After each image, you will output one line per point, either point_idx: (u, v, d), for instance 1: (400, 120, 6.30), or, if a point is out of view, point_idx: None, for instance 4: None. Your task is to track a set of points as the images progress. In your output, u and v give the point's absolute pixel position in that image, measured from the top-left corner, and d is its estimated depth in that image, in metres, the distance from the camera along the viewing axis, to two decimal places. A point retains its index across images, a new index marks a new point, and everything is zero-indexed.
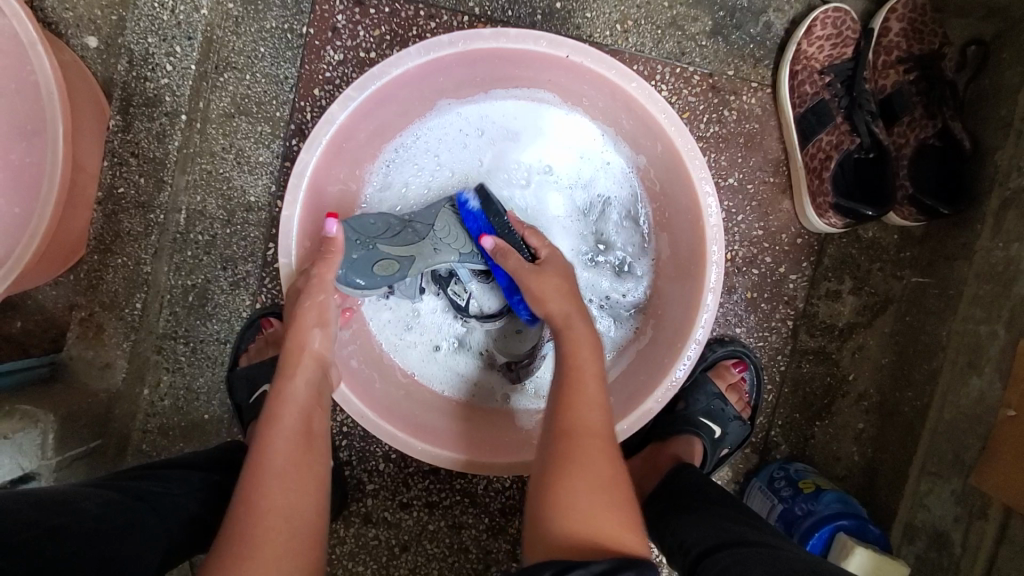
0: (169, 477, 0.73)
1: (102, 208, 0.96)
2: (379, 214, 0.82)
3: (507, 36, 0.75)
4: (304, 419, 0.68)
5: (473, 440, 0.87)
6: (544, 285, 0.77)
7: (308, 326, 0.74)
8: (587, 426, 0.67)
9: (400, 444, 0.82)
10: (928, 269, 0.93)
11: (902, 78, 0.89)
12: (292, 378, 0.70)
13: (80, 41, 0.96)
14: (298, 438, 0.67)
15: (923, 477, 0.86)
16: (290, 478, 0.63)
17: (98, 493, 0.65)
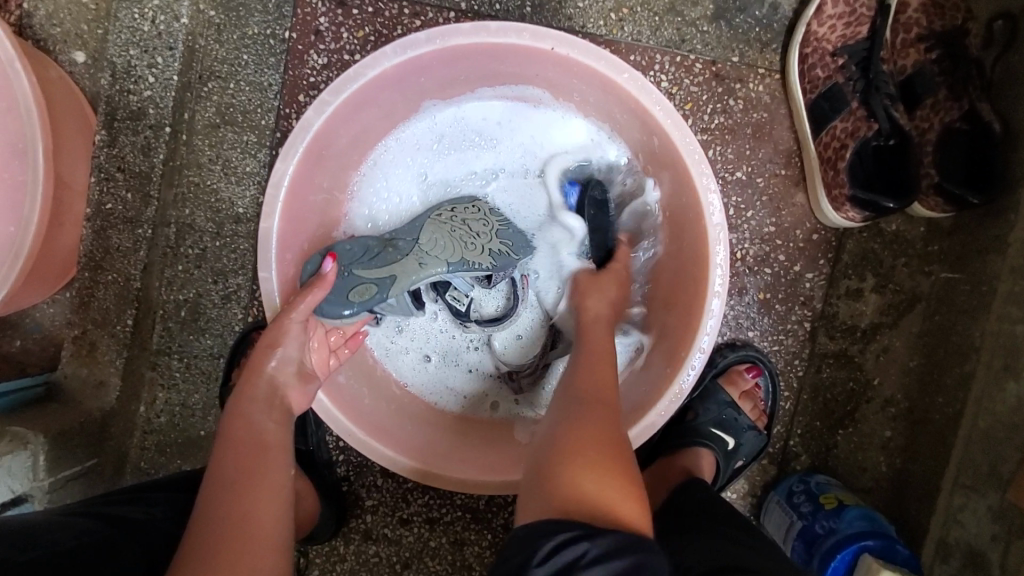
0: (154, 500, 0.71)
1: (90, 224, 0.93)
2: (362, 238, 0.79)
3: (487, 30, 0.71)
4: (260, 436, 0.67)
5: (470, 455, 0.83)
6: (597, 291, 0.79)
7: (269, 345, 0.71)
8: (601, 396, 0.63)
9: (390, 464, 0.78)
10: (958, 264, 0.85)
11: (922, 57, 0.82)
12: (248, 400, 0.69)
13: (67, 56, 0.95)
14: (254, 454, 0.65)
15: (956, 492, 0.79)
16: (244, 494, 0.61)
17: (73, 523, 0.62)
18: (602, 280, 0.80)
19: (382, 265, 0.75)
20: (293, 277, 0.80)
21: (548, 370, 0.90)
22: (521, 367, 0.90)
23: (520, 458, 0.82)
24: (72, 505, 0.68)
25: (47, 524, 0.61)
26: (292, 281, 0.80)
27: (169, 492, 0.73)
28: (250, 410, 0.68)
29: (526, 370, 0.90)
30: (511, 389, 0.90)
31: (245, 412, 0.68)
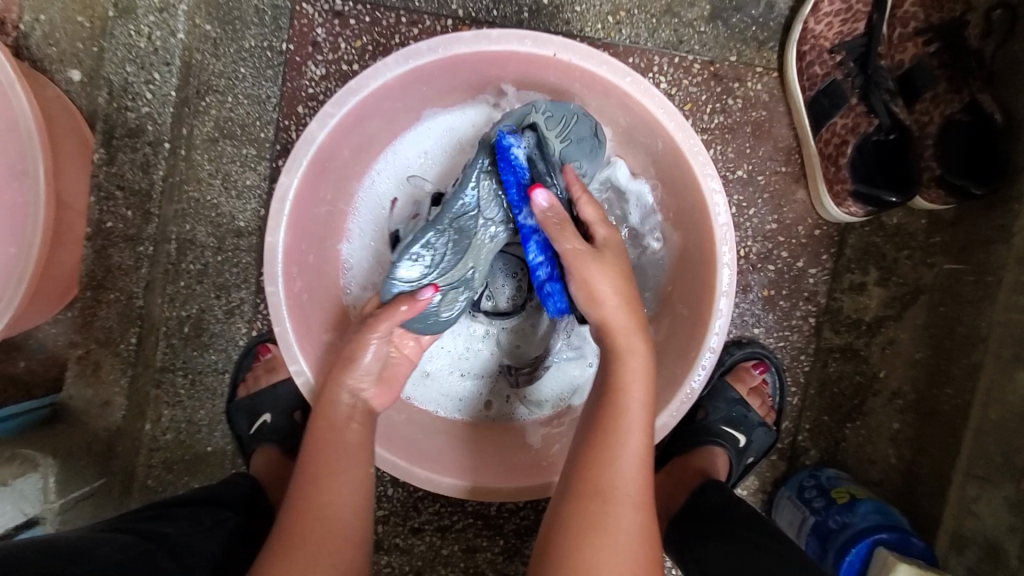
0: (179, 515, 0.68)
1: (92, 243, 0.94)
2: (427, 230, 0.71)
3: (487, 38, 0.71)
4: (345, 441, 0.69)
5: (493, 464, 0.83)
6: (594, 276, 0.66)
7: (349, 359, 0.72)
8: (616, 473, 0.61)
9: (412, 477, 0.79)
10: (962, 254, 0.85)
11: (921, 51, 0.82)
12: (332, 408, 0.71)
13: (63, 74, 0.91)
14: (337, 458, 0.68)
15: (969, 482, 0.78)
16: (328, 496, 0.65)
17: (117, 538, 0.60)
18: (600, 262, 0.67)
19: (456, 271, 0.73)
20: (300, 291, 0.80)
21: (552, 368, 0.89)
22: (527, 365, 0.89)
23: (532, 464, 0.83)
24: (99, 523, 0.66)
25: (82, 540, 0.58)
26: (298, 295, 0.79)
27: (194, 507, 0.71)
28: (335, 415, 0.70)
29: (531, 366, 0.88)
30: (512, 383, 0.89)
31: (333, 415, 0.71)
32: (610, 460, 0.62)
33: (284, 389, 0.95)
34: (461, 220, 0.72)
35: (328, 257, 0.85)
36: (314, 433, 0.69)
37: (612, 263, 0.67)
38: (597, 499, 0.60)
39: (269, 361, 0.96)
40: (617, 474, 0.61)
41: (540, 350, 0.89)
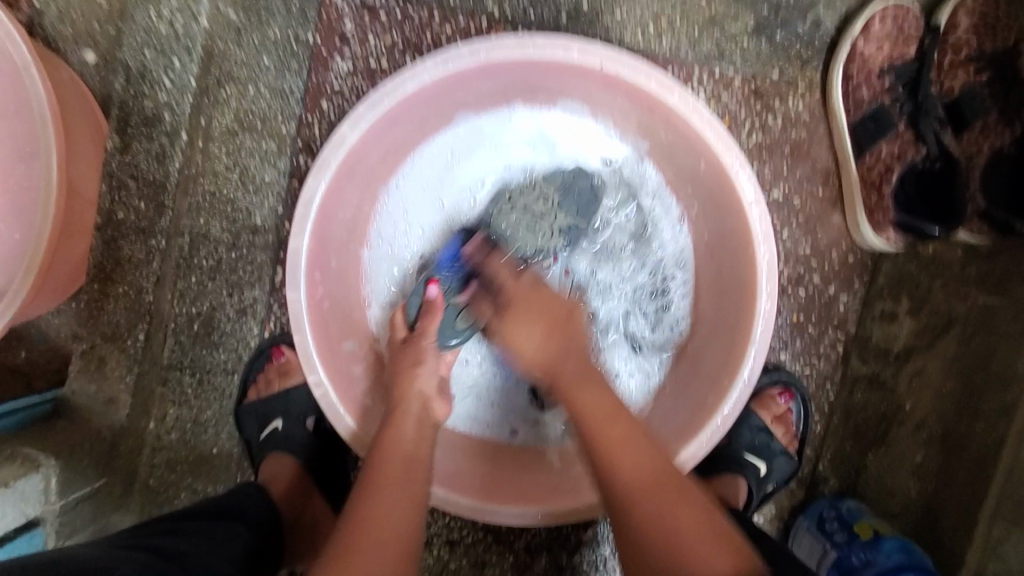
0: (193, 531, 0.67)
1: (101, 234, 0.91)
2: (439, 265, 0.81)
3: (532, 45, 0.70)
4: (412, 449, 0.68)
5: (541, 485, 0.80)
6: (513, 336, 0.73)
7: (411, 370, 0.73)
8: (649, 507, 0.60)
9: (468, 510, 0.75)
10: (999, 289, 0.82)
11: (971, 79, 0.81)
12: (399, 417, 0.70)
13: (78, 57, 0.90)
14: (403, 467, 0.66)
15: (996, 524, 0.75)
16: (394, 499, 0.63)
17: (132, 557, 0.59)
18: (512, 318, 0.73)
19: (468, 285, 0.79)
20: (321, 297, 0.77)
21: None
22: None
23: (549, 485, 0.80)
24: (109, 538, 0.64)
25: (100, 558, 0.57)
26: (320, 301, 0.77)
27: (205, 523, 0.69)
28: (400, 428, 0.69)
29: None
30: (534, 405, 0.88)
31: (399, 426, 0.70)
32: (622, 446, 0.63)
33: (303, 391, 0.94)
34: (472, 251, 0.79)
35: (350, 262, 0.83)
36: (381, 441, 0.68)
37: (523, 315, 0.73)
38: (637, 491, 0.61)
39: (282, 364, 0.93)
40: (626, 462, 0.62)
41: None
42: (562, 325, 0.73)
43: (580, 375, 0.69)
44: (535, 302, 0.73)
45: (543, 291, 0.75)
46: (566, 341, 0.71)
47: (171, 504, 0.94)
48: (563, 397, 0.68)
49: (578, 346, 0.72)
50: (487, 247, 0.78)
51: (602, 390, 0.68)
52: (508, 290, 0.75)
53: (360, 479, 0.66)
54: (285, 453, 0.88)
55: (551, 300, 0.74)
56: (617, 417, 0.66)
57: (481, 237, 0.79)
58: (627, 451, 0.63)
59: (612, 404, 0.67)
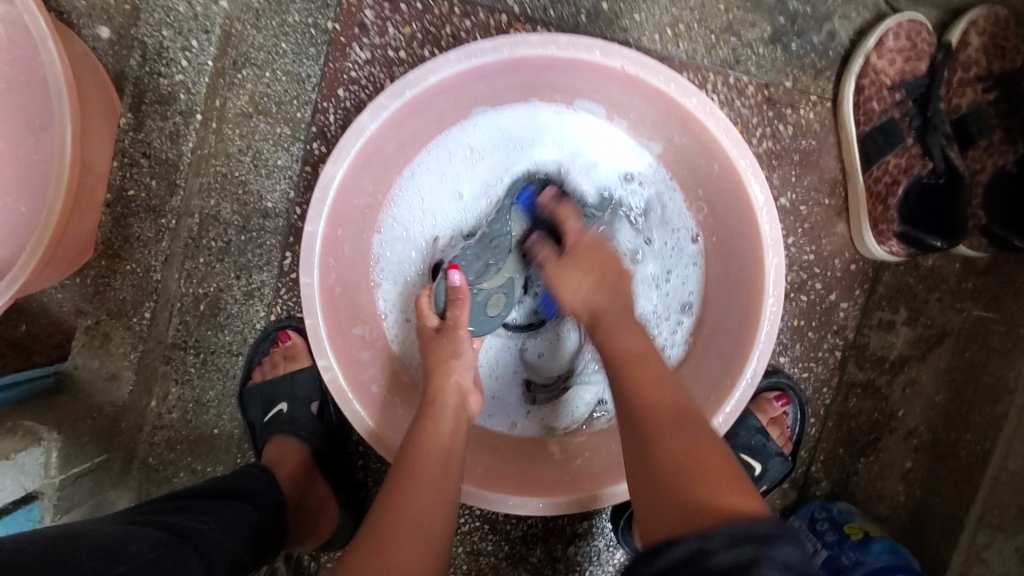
0: (204, 509, 0.67)
1: (110, 211, 0.90)
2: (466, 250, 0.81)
3: (556, 44, 0.70)
4: (445, 443, 0.69)
5: (559, 478, 0.81)
6: (562, 283, 0.77)
7: (449, 362, 0.74)
8: (679, 442, 0.58)
9: (492, 504, 0.75)
10: (992, 304, 0.87)
11: (979, 97, 0.84)
12: (436, 410, 0.71)
13: (92, 31, 0.90)
14: (439, 462, 0.67)
15: (980, 530, 0.80)
16: (427, 496, 0.64)
17: (148, 533, 0.60)
18: (571, 264, 0.77)
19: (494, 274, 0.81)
20: (333, 282, 0.78)
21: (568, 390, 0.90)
22: (546, 383, 0.91)
23: (554, 478, 0.81)
24: (120, 514, 0.64)
25: (114, 534, 0.58)
26: (332, 287, 0.78)
27: (216, 502, 0.70)
28: (437, 421, 0.70)
29: (551, 386, 0.90)
30: (527, 399, 0.90)
31: (436, 419, 0.71)
32: (671, 430, 0.59)
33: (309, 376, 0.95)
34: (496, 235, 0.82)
35: (362, 248, 0.84)
36: (416, 435, 0.69)
37: (579, 263, 0.77)
38: (682, 457, 0.56)
39: (289, 349, 0.94)
40: (669, 441, 0.58)
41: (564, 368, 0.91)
42: (614, 279, 0.76)
43: (620, 307, 0.73)
44: (594, 257, 0.77)
45: (607, 248, 0.79)
46: (620, 291, 0.75)
47: (170, 484, 0.94)
48: (602, 330, 0.71)
49: (625, 300, 0.75)
50: (559, 199, 0.83)
51: (632, 326, 0.71)
52: (572, 238, 0.80)
53: (389, 475, 0.67)
54: (291, 435, 0.90)
55: (611, 257, 0.78)
56: (643, 360, 0.67)
57: (553, 188, 0.84)
58: (652, 389, 0.63)
59: (643, 344, 0.69)
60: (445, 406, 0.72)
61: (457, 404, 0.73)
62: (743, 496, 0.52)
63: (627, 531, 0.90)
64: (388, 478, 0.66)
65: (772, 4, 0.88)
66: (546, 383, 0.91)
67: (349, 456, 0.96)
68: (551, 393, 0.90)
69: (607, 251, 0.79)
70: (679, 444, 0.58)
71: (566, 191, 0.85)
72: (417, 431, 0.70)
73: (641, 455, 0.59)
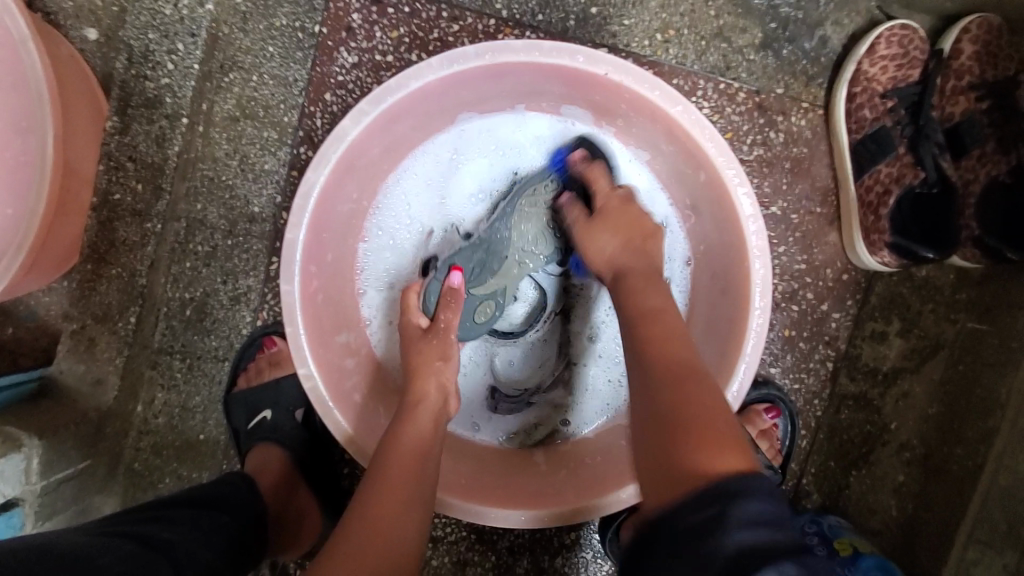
0: (178, 519, 0.66)
1: (97, 215, 0.89)
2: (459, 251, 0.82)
3: (539, 49, 0.70)
4: (420, 444, 0.67)
5: (544, 491, 0.80)
6: (592, 241, 0.73)
7: (439, 364, 0.73)
8: (687, 388, 0.58)
9: (473, 515, 0.75)
10: (986, 315, 0.84)
11: (972, 106, 0.83)
12: (416, 412, 0.70)
13: (79, 32, 0.90)
14: (411, 464, 0.65)
15: (969, 546, 0.77)
16: (398, 496, 0.63)
17: (117, 545, 0.59)
18: (598, 224, 0.73)
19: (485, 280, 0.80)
20: (315, 290, 0.78)
21: (532, 404, 0.90)
22: (510, 394, 0.90)
23: (540, 490, 0.80)
24: (92, 525, 0.64)
25: (81, 547, 0.57)
26: (314, 294, 0.77)
27: (195, 512, 0.69)
28: (417, 421, 0.69)
29: (514, 398, 0.90)
30: (494, 407, 0.90)
31: (415, 419, 0.69)
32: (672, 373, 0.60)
33: (291, 382, 0.94)
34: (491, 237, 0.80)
35: (347, 255, 0.84)
36: (390, 440, 0.67)
37: (612, 225, 0.73)
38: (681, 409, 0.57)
39: (274, 355, 0.93)
40: (685, 394, 0.58)
41: (533, 381, 0.91)
42: (643, 241, 0.72)
43: (650, 268, 0.70)
44: (626, 215, 0.74)
45: (634, 207, 0.75)
46: (644, 252, 0.72)
47: (155, 490, 0.93)
48: (628, 284, 0.69)
49: (654, 261, 0.71)
50: (588, 162, 0.79)
51: (660, 284, 0.68)
52: (601, 202, 0.75)
53: (364, 483, 0.66)
54: (273, 443, 0.89)
55: (645, 224, 0.74)
56: (658, 318, 0.65)
57: (584, 150, 0.81)
58: (668, 341, 0.62)
59: (666, 302, 0.67)
60: (425, 404, 0.70)
61: (438, 403, 0.71)
62: (731, 455, 0.53)
63: (613, 543, 0.89)
64: (364, 481, 0.66)
65: (763, 10, 0.87)
66: (509, 395, 0.90)
67: (335, 463, 0.96)
68: (513, 405, 0.89)
69: (639, 211, 0.75)
70: (684, 398, 0.57)
71: (596, 150, 0.82)
72: (394, 432, 0.68)
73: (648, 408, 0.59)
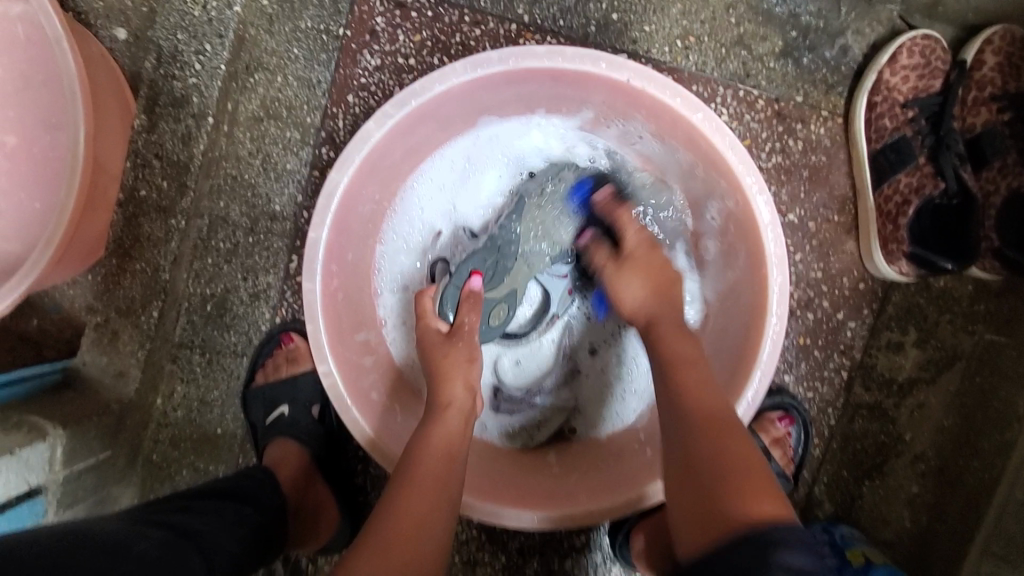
0: (205, 510, 0.68)
1: (123, 211, 0.90)
2: (471, 255, 0.83)
3: (562, 56, 0.71)
4: (449, 442, 0.68)
5: (558, 490, 0.80)
6: (619, 285, 0.77)
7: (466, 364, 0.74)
8: (716, 435, 0.60)
9: (489, 514, 0.75)
10: (1005, 327, 0.85)
11: (994, 117, 0.83)
12: (445, 411, 0.71)
13: (109, 32, 0.93)
14: (440, 463, 0.67)
15: (984, 559, 0.77)
16: (428, 493, 0.64)
17: (149, 532, 0.60)
18: (627, 268, 0.77)
19: (500, 283, 0.82)
20: (335, 289, 0.79)
21: (533, 406, 0.91)
22: (513, 396, 0.91)
23: (548, 491, 0.80)
24: (121, 513, 0.65)
25: (118, 533, 0.59)
26: (334, 293, 0.79)
27: (219, 502, 0.70)
28: (446, 422, 0.70)
29: (516, 399, 0.91)
30: (501, 409, 0.91)
31: (445, 420, 0.70)
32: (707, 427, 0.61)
33: (308, 378, 0.95)
34: (502, 241, 0.82)
35: (366, 256, 0.85)
36: (419, 439, 0.69)
37: (638, 269, 0.77)
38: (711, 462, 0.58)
39: (291, 351, 0.95)
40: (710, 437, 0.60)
41: (540, 382, 0.92)
42: (666, 288, 0.76)
43: (675, 317, 0.74)
44: (647, 264, 0.77)
45: (658, 257, 0.78)
46: (672, 303, 0.75)
47: (173, 482, 0.94)
48: (657, 335, 0.71)
49: (677, 309, 0.75)
50: (614, 202, 0.81)
51: (685, 331, 0.71)
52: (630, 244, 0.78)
53: (392, 482, 0.66)
54: (289, 438, 0.90)
55: (668, 271, 0.77)
56: (694, 365, 0.67)
57: (611, 188, 0.82)
58: (704, 394, 0.64)
59: (697, 351, 0.69)
60: (453, 405, 0.71)
61: (466, 403, 0.72)
62: (769, 500, 0.54)
63: (623, 547, 0.89)
64: (392, 479, 0.67)
65: (784, 18, 0.87)
66: (512, 396, 0.91)
67: (348, 460, 0.97)
68: (515, 406, 0.91)
69: (663, 261, 0.78)
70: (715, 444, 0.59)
71: (622, 192, 0.83)
72: (424, 432, 0.70)
73: (679, 459, 0.61)
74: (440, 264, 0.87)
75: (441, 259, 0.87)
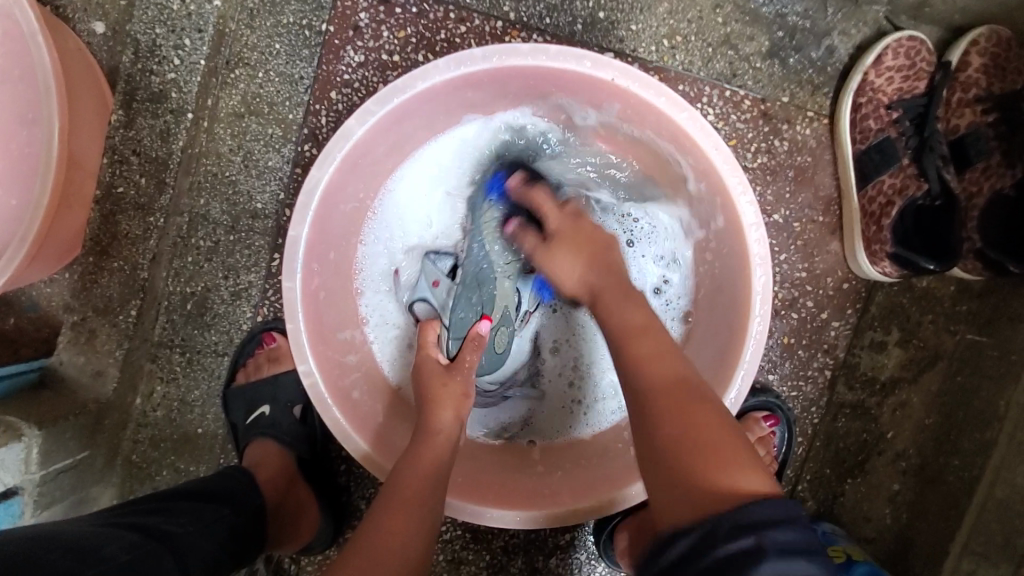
0: (182, 510, 0.67)
1: (99, 208, 0.88)
2: (456, 302, 0.84)
3: (546, 54, 0.70)
4: (431, 468, 0.67)
5: (542, 490, 0.80)
6: (551, 265, 0.75)
7: (456, 397, 0.73)
8: (691, 408, 0.59)
9: (473, 516, 0.75)
10: (986, 327, 0.86)
11: (978, 119, 0.83)
12: (430, 437, 0.70)
13: (86, 26, 0.91)
14: (420, 488, 0.66)
15: (964, 557, 0.78)
16: (412, 520, 0.64)
17: (122, 535, 0.59)
18: (557, 246, 0.75)
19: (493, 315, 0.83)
20: (317, 287, 0.78)
21: (508, 399, 0.90)
22: (487, 389, 0.89)
23: (533, 489, 0.80)
24: (96, 515, 0.64)
25: (87, 536, 0.57)
26: (315, 292, 0.77)
27: (196, 503, 0.69)
28: (430, 446, 0.69)
29: (491, 392, 0.90)
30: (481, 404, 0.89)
31: (429, 443, 0.69)
32: (676, 410, 0.59)
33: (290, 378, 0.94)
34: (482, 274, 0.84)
35: (348, 254, 0.84)
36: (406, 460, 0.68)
37: (568, 244, 0.75)
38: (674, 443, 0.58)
39: (274, 351, 0.93)
40: (667, 420, 0.59)
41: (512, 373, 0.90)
42: (605, 257, 0.73)
43: (617, 281, 0.71)
44: (579, 237, 0.75)
45: (586, 225, 0.76)
46: (609, 266, 0.72)
47: (152, 482, 0.92)
48: (601, 310, 0.70)
49: (619, 271, 0.72)
50: (527, 186, 0.80)
51: (628, 297, 0.69)
52: (554, 222, 0.77)
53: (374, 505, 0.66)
54: (270, 439, 0.89)
55: (599, 237, 0.75)
56: (645, 333, 0.65)
57: (522, 173, 0.82)
58: (657, 364, 0.63)
59: (646, 317, 0.67)
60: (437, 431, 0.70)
61: (453, 428, 0.71)
62: (753, 475, 0.55)
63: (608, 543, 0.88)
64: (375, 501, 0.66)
65: (771, 18, 0.87)
66: (486, 389, 0.90)
67: (332, 460, 0.96)
68: (490, 399, 0.90)
69: (592, 226, 0.77)
70: (683, 429, 0.58)
71: (533, 175, 0.83)
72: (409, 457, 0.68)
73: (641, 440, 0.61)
74: (420, 304, 0.87)
75: (420, 300, 0.87)
